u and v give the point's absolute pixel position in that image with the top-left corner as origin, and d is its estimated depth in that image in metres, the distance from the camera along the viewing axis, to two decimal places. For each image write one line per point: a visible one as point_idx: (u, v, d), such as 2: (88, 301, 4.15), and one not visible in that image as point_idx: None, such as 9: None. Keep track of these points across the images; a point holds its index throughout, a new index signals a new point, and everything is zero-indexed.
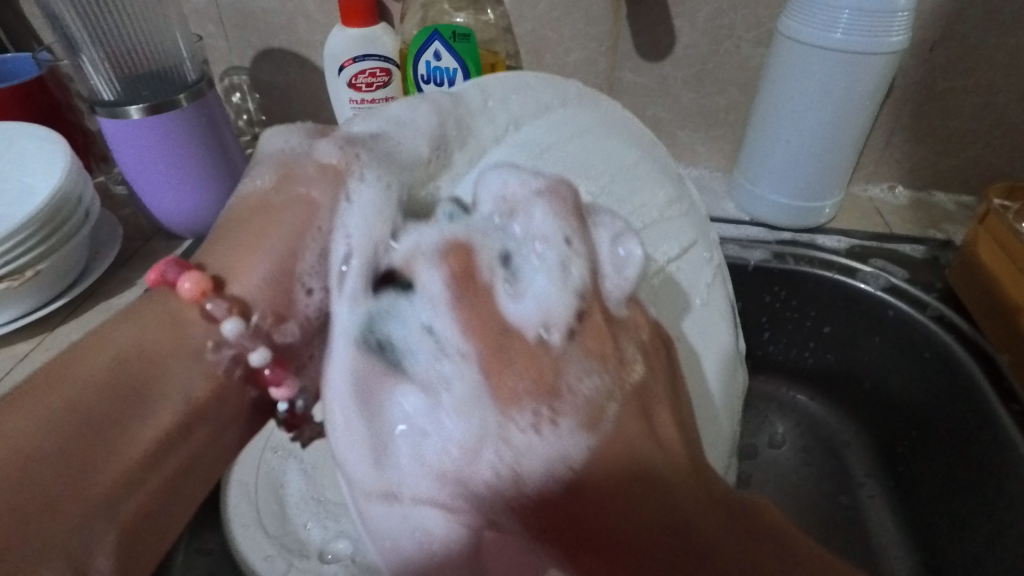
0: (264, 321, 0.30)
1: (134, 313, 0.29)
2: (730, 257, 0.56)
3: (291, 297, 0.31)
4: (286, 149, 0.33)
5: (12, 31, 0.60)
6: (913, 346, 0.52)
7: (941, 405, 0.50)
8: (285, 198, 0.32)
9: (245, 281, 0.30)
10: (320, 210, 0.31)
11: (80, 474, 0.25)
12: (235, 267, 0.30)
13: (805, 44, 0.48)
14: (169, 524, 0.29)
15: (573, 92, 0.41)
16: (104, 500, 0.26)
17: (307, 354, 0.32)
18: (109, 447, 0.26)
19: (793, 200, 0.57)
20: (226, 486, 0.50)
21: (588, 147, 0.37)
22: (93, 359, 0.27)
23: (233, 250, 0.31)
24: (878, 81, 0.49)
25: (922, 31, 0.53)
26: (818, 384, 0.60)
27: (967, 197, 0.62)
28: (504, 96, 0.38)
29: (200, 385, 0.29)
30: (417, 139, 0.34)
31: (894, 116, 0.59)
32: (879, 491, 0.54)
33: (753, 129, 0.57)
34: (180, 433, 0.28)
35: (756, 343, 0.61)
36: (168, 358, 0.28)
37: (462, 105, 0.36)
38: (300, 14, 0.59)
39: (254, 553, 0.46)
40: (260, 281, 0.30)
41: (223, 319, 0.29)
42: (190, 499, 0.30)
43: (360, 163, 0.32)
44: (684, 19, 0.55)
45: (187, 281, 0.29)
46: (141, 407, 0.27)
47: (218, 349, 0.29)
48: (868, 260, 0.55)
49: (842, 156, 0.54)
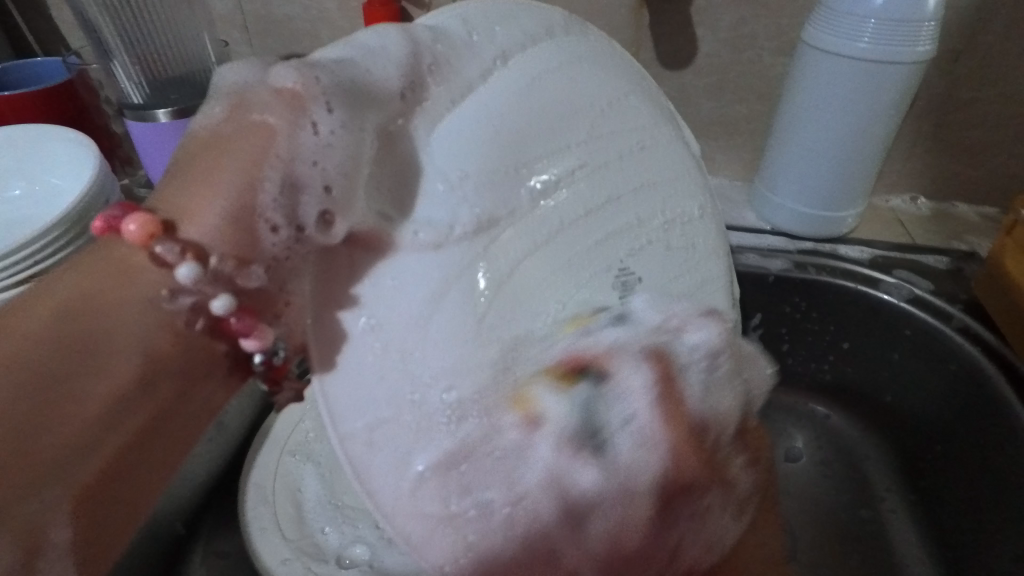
0: (226, 265, 0.23)
1: (77, 264, 0.22)
2: (751, 267, 0.56)
3: (253, 237, 0.23)
4: (234, 77, 0.25)
5: (41, 36, 0.61)
6: (938, 359, 0.51)
7: (965, 419, 0.49)
8: (235, 129, 0.23)
9: (201, 219, 0.22)
10: (277, 134, 0.23)
11: (22, 442, 0.19)
12: (187, 207, 0.22)
13: (830, 54, 0.48)
14: (145, 497, 0.23)
15: (559, 19, 0.34)
16: (49, 467, 0.19)
17: (285, 300, 0.25)
18: (54, 408, 0.20)
19: (815, 209, 0.56)
20: (243, 489, 0.50)
21: (577, 98, 0.32)
22: (29, 310, 0.20)
23: (185, 186, 0.23)
24: (903, 91, 0.49)
25: (946, 41, 0.53)
26: (837, 396, 0.59)
27: (990, 208, 0.62)
28: (488, 26, 0.31)
29: (160, 336, 0.22)
30: (389, 67, 0.27)
31: (917, 126, 0.58)
32: (900, 506, 0.53)
33: (774, 138, 0.57)
34: (144, 390, 0.21)
35: (776, 355, 0.60)
36: (122, 297, 0.21)
37: (445, 40, 0.29)
38: (323, 21, 0.59)
39: (271, 556, 0.46)
40: (218, 218, 0.22)
41: (175, 265, 0.22)
42: (167, 468, 0.23)
43: (324, 89, 0.24)
44: (706, 28, 0.55)
45: (130, 222, 0.21)
46: (89, 355, 0.20)
47: (175, 298, 0.22)
48: (890, 271, 0.55)
49: (865, 166, 0.53)
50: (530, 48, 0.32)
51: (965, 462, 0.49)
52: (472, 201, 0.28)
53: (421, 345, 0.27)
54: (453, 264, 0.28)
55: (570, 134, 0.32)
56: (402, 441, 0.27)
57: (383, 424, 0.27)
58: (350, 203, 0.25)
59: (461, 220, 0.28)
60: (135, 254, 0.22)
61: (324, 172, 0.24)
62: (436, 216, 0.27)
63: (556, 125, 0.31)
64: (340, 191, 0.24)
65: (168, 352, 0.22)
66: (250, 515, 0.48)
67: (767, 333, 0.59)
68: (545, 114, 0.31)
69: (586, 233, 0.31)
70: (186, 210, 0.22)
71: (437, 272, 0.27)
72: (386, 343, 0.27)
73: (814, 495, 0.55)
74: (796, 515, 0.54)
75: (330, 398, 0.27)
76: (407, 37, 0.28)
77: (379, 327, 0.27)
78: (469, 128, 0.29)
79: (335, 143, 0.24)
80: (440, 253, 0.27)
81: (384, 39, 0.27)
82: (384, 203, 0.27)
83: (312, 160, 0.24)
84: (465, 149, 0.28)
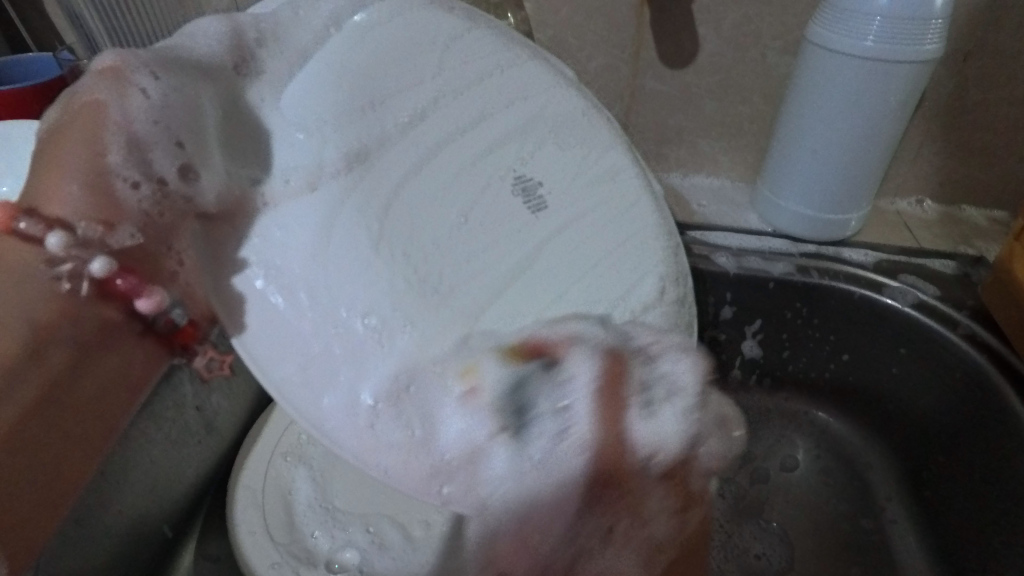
0: (94, 230, 0.23)
1: None
2: (752, 271, 0.55)
3: (113, 197, 0.23)
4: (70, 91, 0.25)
5: (37, 31, 0.60)
6: (945, 369, 0.50)
7: (968, 428, 0.48)
8: (69, 113, 0.24)
9: (55, 198, 0.23)
10: (106, 104, 0.24)
11: None
12: (46, 190, 0.23)
13: (835, 52, 0.47)
14: (81, 457, 0.24)
15: None
16: None
17: (176, 260, 0.25)
18: None
19: (818, 212, 0.55)
20: (234, 491, 0.49)
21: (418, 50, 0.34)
22: None
23: (33, 177, 0.24)
24: (910, 91, 0.47)
25: (955, 41, 0.52)
26: (839, 402, 0.58)
27: (998, 212, 0.61)
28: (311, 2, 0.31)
29: (43, 308, 0.23)
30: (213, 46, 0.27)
31: (925, 127, 0.57)
32: (903, 515, 0.52)
33: (778, 140, 0.55)
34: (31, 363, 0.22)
35: (776, 361, 0.59)
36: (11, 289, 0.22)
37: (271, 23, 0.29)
38: None
39: (260, 560, 0.44)
40: (73, 189, 0.23)
41: (42, 237, 0.22)
42: (86, 442, 0.24)
43: (142, 61, 0.24)
44: (709, 26, 0.54)
45: None
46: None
47: (53, 267, 0.23)
48: (896, 276, 0.54)
49: (871, 168, 0.52)
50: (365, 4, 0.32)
51: (968, 473, 0.47)
52: (339, 143, 0.29)
53: (328, 281, 0.27)
54: (338, 205, 0.28)
55: (421, 76, 0.34)
56: (344, 372, 0.27)
57: (321, 359, 0.26)
58: (206, 153, 0.25)
59: (333, 160, 0.28)
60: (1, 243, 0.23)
61: (167, 129, 0.24)
62: (301, 161, 0.27)
63: (405, 73, 0.33)
64: (193, 145, 0.25)
65: (54, 323, 0.23)
66: (237, 516, 0.47)
67: (769, 339, 0.58)
68: (391, 65, 0.32)
69: (470, 146, 0.35)
70: (55, 194, 0.23)
71: (328, 209, 0.27)
72: (290, 283, 0.26)
73: (812, 504, 0.54)
74: (795, 523, 0.53)
75: (251, 350, 0.25)
76: (229, 20, 0.28)
77: (281, 274, 0.25)
78: (310, 87, 0.29)
79: (169, 101, 0.24)
80: (317, 193, 0.27)
81: (209, 22, 0.28)
82: (248, 164, 0.26)
83: (152, 120, 0.24)
84: (319, 108, 0.29)
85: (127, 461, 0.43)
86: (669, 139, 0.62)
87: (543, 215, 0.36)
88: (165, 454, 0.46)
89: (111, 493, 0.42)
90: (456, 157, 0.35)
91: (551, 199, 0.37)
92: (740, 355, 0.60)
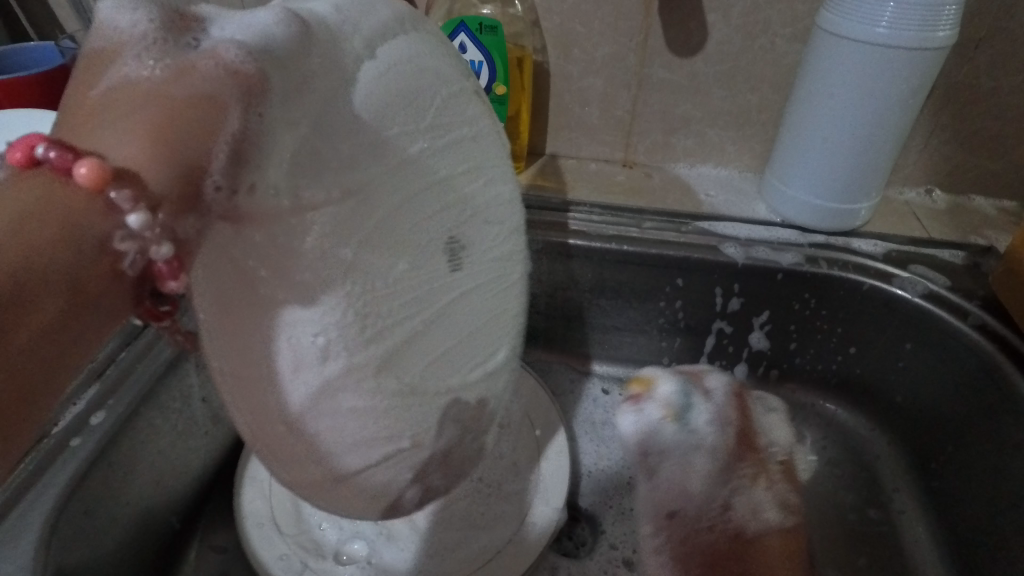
0: (168, 216, 0.20)
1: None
2: (761, 261, 0.54)
3: (196, 195, 0.21)
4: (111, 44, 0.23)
5: (38, 19, 0.60)
6: (955, 361, 0.49)
7: (978, 418, 0.47)
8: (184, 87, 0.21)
9: (139, 159, 0.19)
10: (229, 111, 0.21)
11: None
12: (116, 144, 0.19)
13: (846, 40, 0.46)
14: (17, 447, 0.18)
15: (402, 10, 0.34)
16: None
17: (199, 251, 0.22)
18: None
19: (827, 202, 0.54)
20: (240, 484, 0.48)
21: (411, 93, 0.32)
22: None
23: (118, 131, 0.20)
24: (922, 78, 0.47)
25: (968, 28, 0.51)
26: (848, 393, 0.58)
27: (1008, 202, 0.60)
28: (354, 18, 0.30)
29: (91, 281, 0.18)
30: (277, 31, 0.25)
31: (935, 117, 0.57)
32: (912, 506, 0.52)
33: (787, 129, 0.55)
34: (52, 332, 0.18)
35: (783, 353, 0.59)
36: (49, 217, 0.18)
37: (324, 29, 0.28)
38: None
39: (268, 552, 0.45)
40: (168, 168, 0.20)
41: (126, 209, 0.18)
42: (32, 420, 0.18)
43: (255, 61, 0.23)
44: (718, 13, 0.53)
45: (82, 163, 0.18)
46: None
47: (112, 243, 0.18)
48: (906, 266, 0.53)
49: (881, 158, 0.51)
50: (392, 33, 0.32)
51: (979, 464, 0.47)
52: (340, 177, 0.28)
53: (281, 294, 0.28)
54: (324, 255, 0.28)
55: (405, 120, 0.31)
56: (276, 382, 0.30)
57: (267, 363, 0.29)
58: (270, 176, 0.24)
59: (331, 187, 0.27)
60: (67, 191, 0.18)
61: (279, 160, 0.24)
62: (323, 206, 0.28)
63: (397, 118, 0.31)
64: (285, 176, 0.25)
65: (96, 295, 0.18)
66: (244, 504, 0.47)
67: (776, 330, 0.58)
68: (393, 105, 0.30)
69: (415, 202, 0.32)
70: (122, 147, 0.19)
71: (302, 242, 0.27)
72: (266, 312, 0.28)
73: (820, 496, 0.54)
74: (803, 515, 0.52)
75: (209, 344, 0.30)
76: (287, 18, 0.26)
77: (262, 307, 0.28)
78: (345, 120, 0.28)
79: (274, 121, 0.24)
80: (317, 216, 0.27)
81: (264, 18, 0.25)
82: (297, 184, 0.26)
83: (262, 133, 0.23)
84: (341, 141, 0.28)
85: (132, 453, 0.43)
86: (676, 129, 0.61)
87: (455, 275, 0.35)
88: (171, 447, 0.46)
89: (117, 485, 0.42)
90: (415, 207, 0.32)
91: (464, 267, 0.35)
92: (747, 346, 0.59)
